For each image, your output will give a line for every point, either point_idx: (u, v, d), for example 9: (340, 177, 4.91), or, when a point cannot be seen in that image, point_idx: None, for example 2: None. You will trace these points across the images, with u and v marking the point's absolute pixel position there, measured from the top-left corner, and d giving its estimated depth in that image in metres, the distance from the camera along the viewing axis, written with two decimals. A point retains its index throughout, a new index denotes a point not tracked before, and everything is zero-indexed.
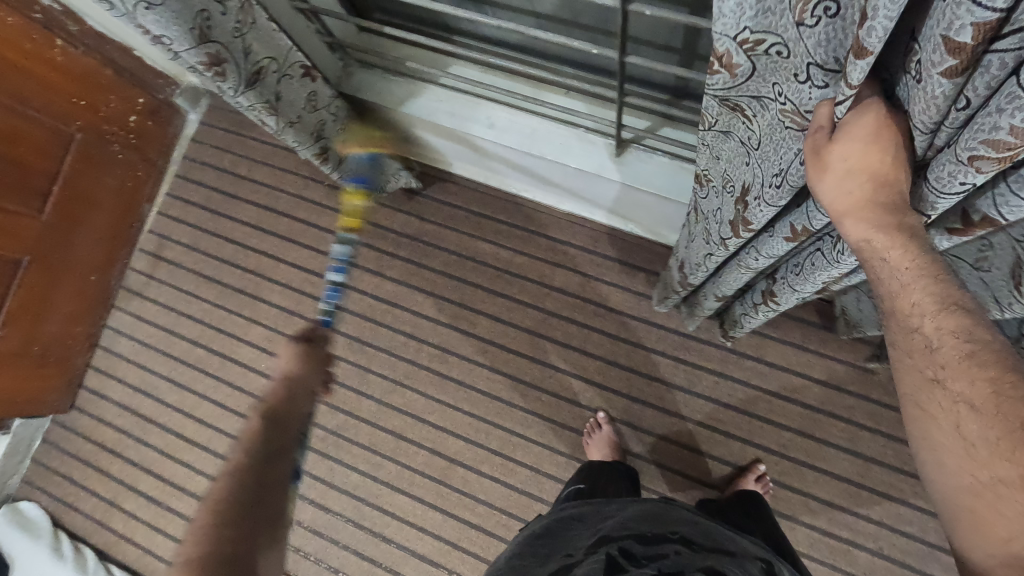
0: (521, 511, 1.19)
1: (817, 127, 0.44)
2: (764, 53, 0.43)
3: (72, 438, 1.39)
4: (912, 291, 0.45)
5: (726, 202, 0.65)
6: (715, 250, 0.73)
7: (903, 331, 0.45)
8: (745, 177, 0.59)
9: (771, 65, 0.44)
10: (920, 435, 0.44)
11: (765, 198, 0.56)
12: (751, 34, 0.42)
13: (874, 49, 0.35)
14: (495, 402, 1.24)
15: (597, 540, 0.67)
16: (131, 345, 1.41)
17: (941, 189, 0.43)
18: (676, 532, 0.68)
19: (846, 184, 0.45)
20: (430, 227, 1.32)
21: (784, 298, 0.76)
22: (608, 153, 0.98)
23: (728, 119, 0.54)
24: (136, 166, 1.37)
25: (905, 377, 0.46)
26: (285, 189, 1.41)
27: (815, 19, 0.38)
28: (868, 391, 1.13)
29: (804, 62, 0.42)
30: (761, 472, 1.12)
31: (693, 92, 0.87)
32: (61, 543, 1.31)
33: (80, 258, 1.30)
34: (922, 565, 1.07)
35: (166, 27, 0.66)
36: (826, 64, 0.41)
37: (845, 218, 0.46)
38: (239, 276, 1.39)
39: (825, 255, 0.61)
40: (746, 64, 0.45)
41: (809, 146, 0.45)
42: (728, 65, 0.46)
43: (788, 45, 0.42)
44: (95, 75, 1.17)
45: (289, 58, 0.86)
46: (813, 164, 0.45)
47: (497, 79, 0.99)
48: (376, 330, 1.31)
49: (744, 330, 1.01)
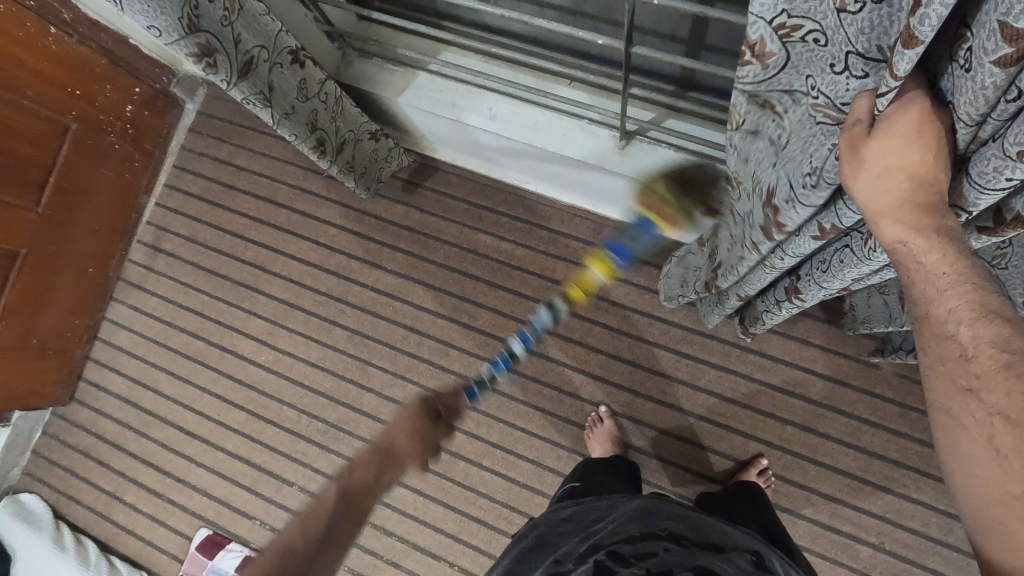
0: (522, 504, 1.19)
1: (856, 121, 0.44)
2: (801, 39, 0.45)
3: (73, 430, 1.39)
4: (948, 297, 0.43)
5: (755, 207, 0.65)
6: (748, 256, 0.71)
7: (937, 338, 0.44)
8: (771, 180, 0.59)
9: (807, 54, 0.46)
10: (950, 444, 0.44)
11: (799, 199, 0.54)
12: (790, 18, 0.44)
13: (924, 38, 0.34)
14: (496, 396, 1.23)
15: (588, 547, 0.65)
16: (130, 337, 1.40)
17: (985, 185, 0.42)
18: (665, 530, 0.67)
19: (883, 182, 0.44)
20: (433, 220, 1.31)
21: (810, 294, 0.75)
22: (613, 144, 0.96)
23: (758, 116, 0.57)
24: (133, 157, 1.36)
25: (936, 385, 0.45)
26: (284, 180, 1.39)
27: (859, 6, 0.38)
28: (873, 386, 1.12)
29: (842, 50, 0.42)
30: (763, 465, 1.13)
31: (699, 83, 0.86)
32: (62, 535, 1.31)
33: (77, 251, 1.29)
34: (922, 559, 1.07)
35: (155, 21, 0.65)
36: (867, 53, 0.41)
37: (880, 218, 0.45)
38: (238, 268, 1.38)
39: (854, 252, 0.60)
40: (782, 51, 0.47)
41: (846, 140, 0.44)
42: (762, 54, 0.48)
43: (825, 33, 0.43)
44: (89, 63, 1.15)
45: (279, 45, 0.82)
46: (849, 159, 0.44)
47: (499, 69, 0.97)
48: (376, 323, 1.30)
49: (766, 325, 0.98)
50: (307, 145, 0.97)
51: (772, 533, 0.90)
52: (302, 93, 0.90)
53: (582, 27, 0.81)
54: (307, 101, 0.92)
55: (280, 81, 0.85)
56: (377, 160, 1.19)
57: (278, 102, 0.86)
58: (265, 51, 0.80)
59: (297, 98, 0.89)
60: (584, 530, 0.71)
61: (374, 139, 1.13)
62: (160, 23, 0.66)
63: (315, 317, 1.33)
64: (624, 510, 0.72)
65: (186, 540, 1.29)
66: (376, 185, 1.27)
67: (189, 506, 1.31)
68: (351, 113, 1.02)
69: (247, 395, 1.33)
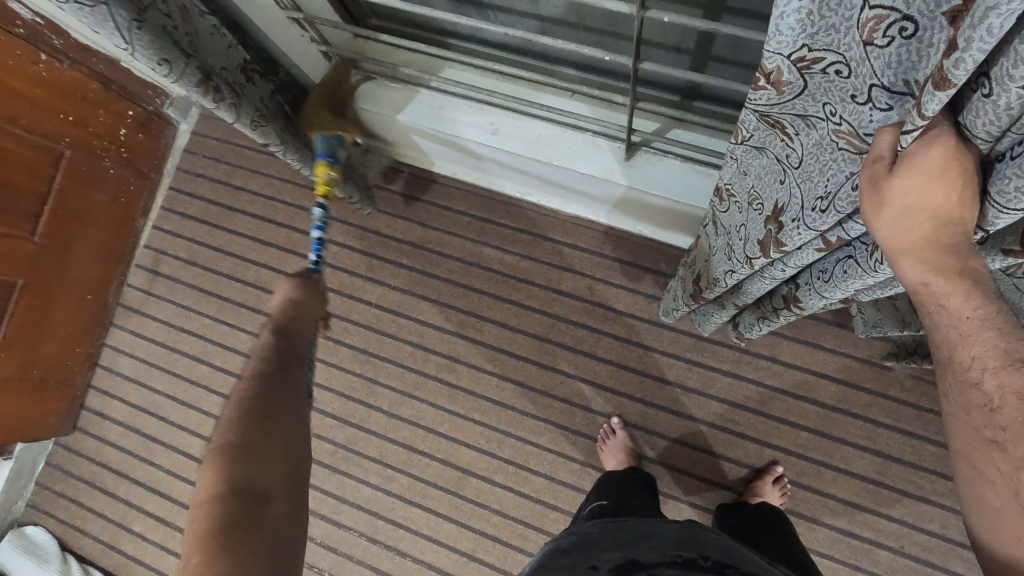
0: (537, 520, 1.18)
1: (879, 156, 0.42)
2: (820, 71, 0.42)
3: (76, 460, 1.37)
4: (973, 344, 0.43)
5: (754, 219, 0.63)
6: (738, 267, 0.70)
7: (961, 385, 0.45)
8: (780, 196, 0.57)
9: (826, 84, 0.43)
10: (973, 490, 0.45)
11: (804, 221, 0.53)
12: (810, 52, 0.41)
13: (957, 82, 0.32)
14: (507, 411, 1.22)
15: (625, 561, 0.64)
16: (132, 363, 1.38)
17: (1005, 205, 0.39)
18: (708, 557, 0.65)
19: (906, 222, 0.42)
20: (436, 235, 1.29)
21: (809, 303, 0.70)
22: (618, 157, 0.95)
23: (766, 135, 0.53)
24: (128, 181, 1.34)
25: (961, 433, 0.45)
26: (283, 198, 1.38)
27: (887, 40, 0.37)
28: (887, 389, 1.12)
29: (865, 83, 0.40)
30: (778, 474, 1.11)
31: (704, 93, 0.84)
32: (70, 567, 1.29)
33: (78, 280, 1.28)
34: (944, 562, 1.06)
35: (153, 50, 0.65)
36: (893, 86, 0.39)
37: (902, 257, 0.44)
38: (240, 289, 1.37)
39: (858, 263, 0.56)
40: (798, 81, 0.44)
41: (867, 176, 0.43)
42: (777, 82, 0.45)
43: (849, 65, 0.40)
44: (80, 88, 1.13)
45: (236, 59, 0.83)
46: (871, 198, 0.43)
47: (498, 83, 0.95)
48: (382, 341, 1.28)
49: (757, 330, 0.96)
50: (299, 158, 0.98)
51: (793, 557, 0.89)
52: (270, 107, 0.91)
53: (583, 40, 0.80)
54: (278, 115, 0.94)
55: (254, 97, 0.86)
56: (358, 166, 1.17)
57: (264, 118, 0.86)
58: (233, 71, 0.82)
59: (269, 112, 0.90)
60: (627, 529, 0.69)
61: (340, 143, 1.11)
62: (161, 51, 0.65)
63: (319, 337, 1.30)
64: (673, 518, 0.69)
65: None
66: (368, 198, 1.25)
67: None
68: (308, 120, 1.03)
69: None
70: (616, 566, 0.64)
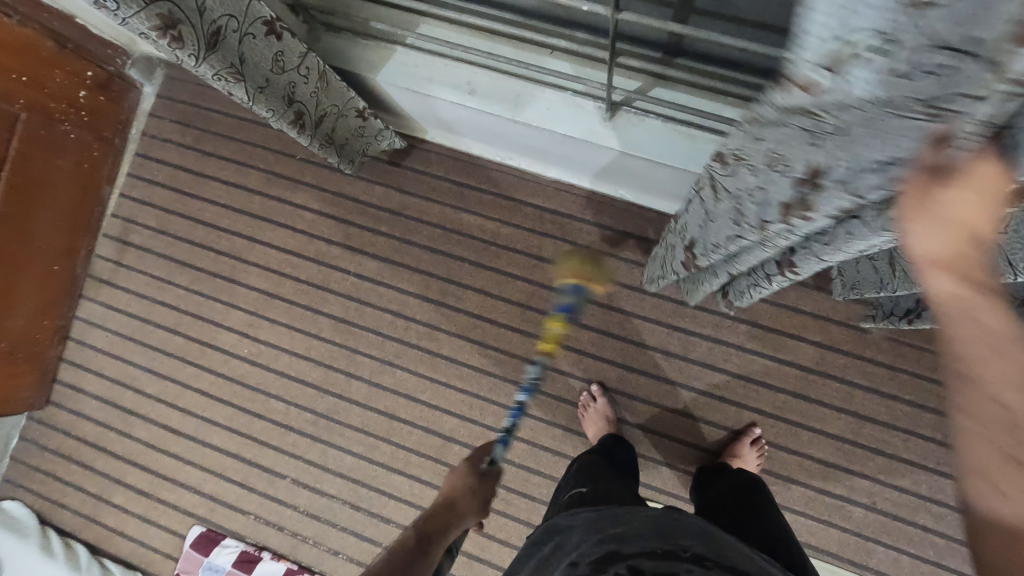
0: (520, 484, 1.19)
1: (929, 172, 0.37)
2: (856, 60, 0.30)
3: (52, 434, 1.35)
4: (1002, 361, 0.41)
5: (775, 184, 0.46)
6: (746, 235, 0.57)
7: (980, 399, 0.42)
8: (814, 161, 0.41)
9: (873, 70, 0.30)
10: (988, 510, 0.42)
11: (858, 185, 0.41)
12: (839, 46, 0.30)
13: None
14: (488, 378, 1.22)
15: (605, 553, 0.61)
16: (105, 336, 1.35)
17: None
18: (687, 549, 0.61)
19: (944, 234, 0.40)
20: (416, 202, 1.26)
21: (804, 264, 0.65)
22: (599, 117, 0.93)
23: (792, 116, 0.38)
24: (91, 146, 1.28)
25: (980, 452, 0.42)
26: (254, 164, 1.33)
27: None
28: (863, 350, 1.13)
29: (923, 51, 0.28)
30: (756, 435, 1.13)
31: (685, 49, 0.80)
32: (50, 542, 1.27)
33: (43, 249, 1.24)
34: (913, 516, 1.10)
35: None
36: (959, 44, 0.28)
37: (936, 269, 0.41)
38: (213, 259, 1.33)
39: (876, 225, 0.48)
40: (829, 83, 0.32)
41: (917, 191, 0.38)
42: (807, 85, 0.34)
43: (895, 41, 0.28)
44: (33, 46, 1.06)
45: (250, 14, 0.75)
46: (918, 211, 0.39)
47: (474, 39, 0.91)
48: (361, 311, 1.27)
49: (751, 298, 0.94)
50: (286, 121, 0.91)
51: (771, 530, 0.85)
52: (276, 65, 0.84)
53: None
54: (284, 75, 0.86)
55: (251, 52, 0.79)
56: (363, 136, 1.14)
57: (250, 76, 0.80)
58: (235, 21, 0.74)
59: (269, 70, 0.83)
60: (604, 533, 0.66)
61: (362, 118, 1.08)
62: None
63: (297, 307, 1.29)
64: (647, 520, 0.66)
65: (180, 538, 1.28)
66: (360, 159, 1.22)
67: (181, 505, 1.29)
68: (336, 88, 0.96)
69: (231, 389, 1.30)
70: (596, 557, 0.61)
